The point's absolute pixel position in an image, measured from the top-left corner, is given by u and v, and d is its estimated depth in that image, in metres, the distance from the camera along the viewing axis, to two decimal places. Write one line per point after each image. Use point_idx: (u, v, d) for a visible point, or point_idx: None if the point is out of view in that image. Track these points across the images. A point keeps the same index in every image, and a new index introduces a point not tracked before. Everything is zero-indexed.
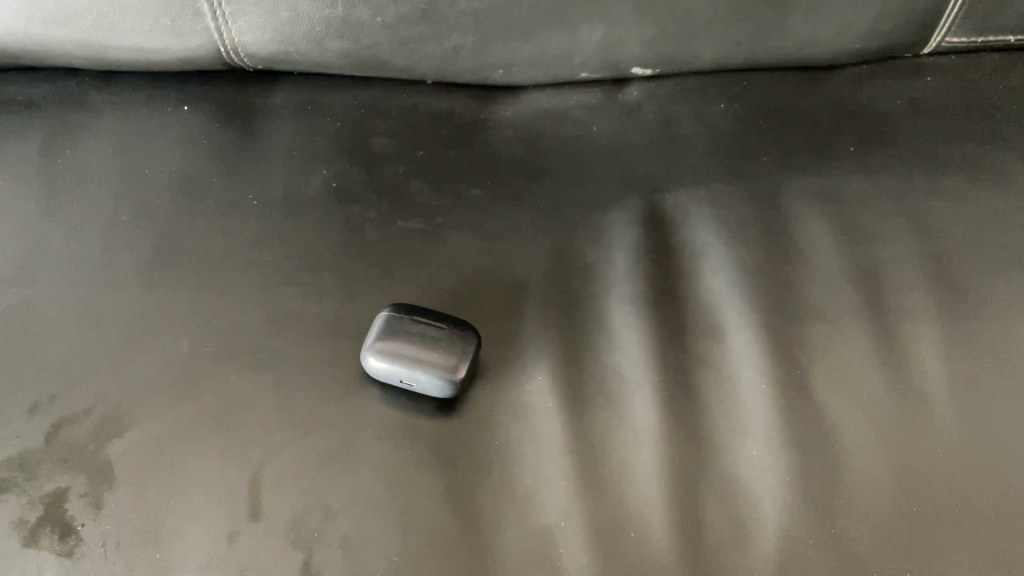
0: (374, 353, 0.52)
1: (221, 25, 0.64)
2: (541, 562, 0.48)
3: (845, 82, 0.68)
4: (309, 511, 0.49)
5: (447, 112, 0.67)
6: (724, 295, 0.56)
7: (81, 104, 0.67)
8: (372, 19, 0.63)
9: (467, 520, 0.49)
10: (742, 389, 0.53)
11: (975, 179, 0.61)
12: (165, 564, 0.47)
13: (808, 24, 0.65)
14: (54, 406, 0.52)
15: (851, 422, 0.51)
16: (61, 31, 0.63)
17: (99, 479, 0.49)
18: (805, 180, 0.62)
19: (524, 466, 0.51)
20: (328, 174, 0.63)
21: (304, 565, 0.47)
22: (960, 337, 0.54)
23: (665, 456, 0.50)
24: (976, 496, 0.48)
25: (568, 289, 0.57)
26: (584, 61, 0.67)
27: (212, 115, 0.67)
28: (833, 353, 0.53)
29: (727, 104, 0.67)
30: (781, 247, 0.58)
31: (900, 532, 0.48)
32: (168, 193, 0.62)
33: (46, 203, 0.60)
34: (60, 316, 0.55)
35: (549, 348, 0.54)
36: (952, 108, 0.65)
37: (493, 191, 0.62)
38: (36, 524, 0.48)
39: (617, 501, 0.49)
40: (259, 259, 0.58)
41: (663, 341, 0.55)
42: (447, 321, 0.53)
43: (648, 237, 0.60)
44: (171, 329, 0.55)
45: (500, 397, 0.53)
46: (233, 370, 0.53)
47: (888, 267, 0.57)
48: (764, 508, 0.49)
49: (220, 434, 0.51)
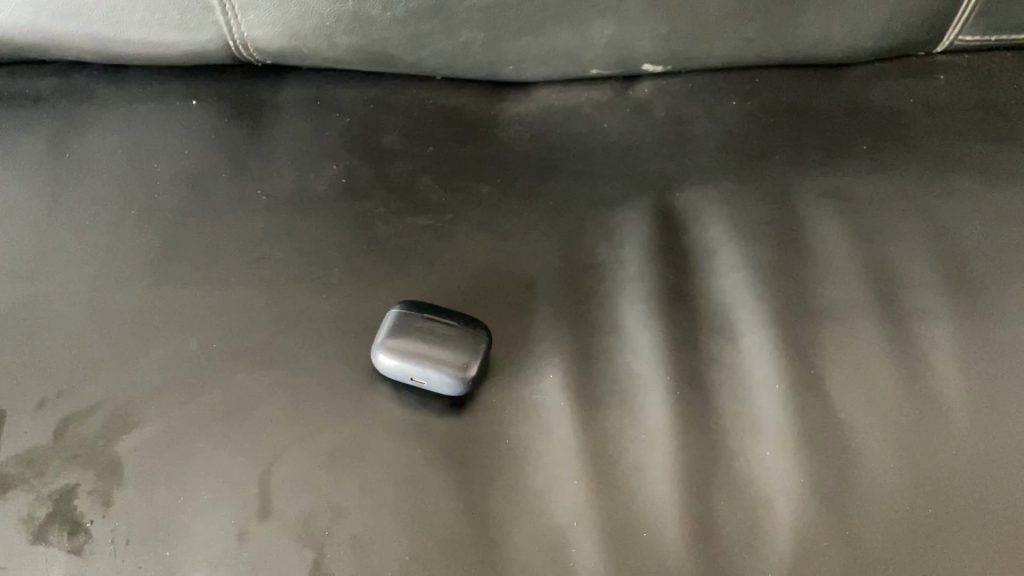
0: (386, 350, 0.51)
1: (231, 19, 0.63)
2: (552, 562, 0.47)
3: (857, 80, 0.68)
4: (320, 509, 0.48)
5: (457, 108, 0.67)
6: (736, 295, 0.56)
7: (89, 98, 0.66)
8: (382, 14, 0.62)
9: (478, 520, 0.48)
10: (755, 389, 0.52)
11: (989, 179, 0.60)
12: (175, 562, 0.47)
13: (820, 22, 0.65)
14: (62, 403, 0.51)
15: (864, 423, 0.51)
16: (69, 24, 0.63)
17: (108, 476, 0.49)
18: (818, 178, 0.61)
19: (535, 465, 0.50)
20: (337, 170, 0.62)
21: (314, 565, 0.47)
22: (975, 337, 0.53)
23: (678, 456, 0.50)
24: (992, 499, 0.48)
25: (579, 287, 0.57)
26: (595, 57, 0.67)
27: (221, 110, 0.66)
28: (847, 353, 0.53)
29: (738, 102, 0.67)
30: (794, 246, 0.58)
31: (915, 534, 0.47)
32: (176, 188, 0.61)
33: (54, 198, 0.60)
34: (69, 312, 0.55)
35: (560, 346, 0.54)
36: (965, 107, 0.65)
37: (503, 188, 0.62)
38: (45, 521, 0.48)
39: (630, 501, 0.49)
40: (268, 255, 0.58)
41: (674, 340, 0.54)
42: (458, 319, 0.53)
43: (659, 235, 0.59)
44: (180, 326, 0.54)
45: (510, 395, 0.52)
46: (242, 367, 0.53)
47: (902, 267, 0.56)
48: (777, 509, 0.48)
49: (229, 431, 0.51)
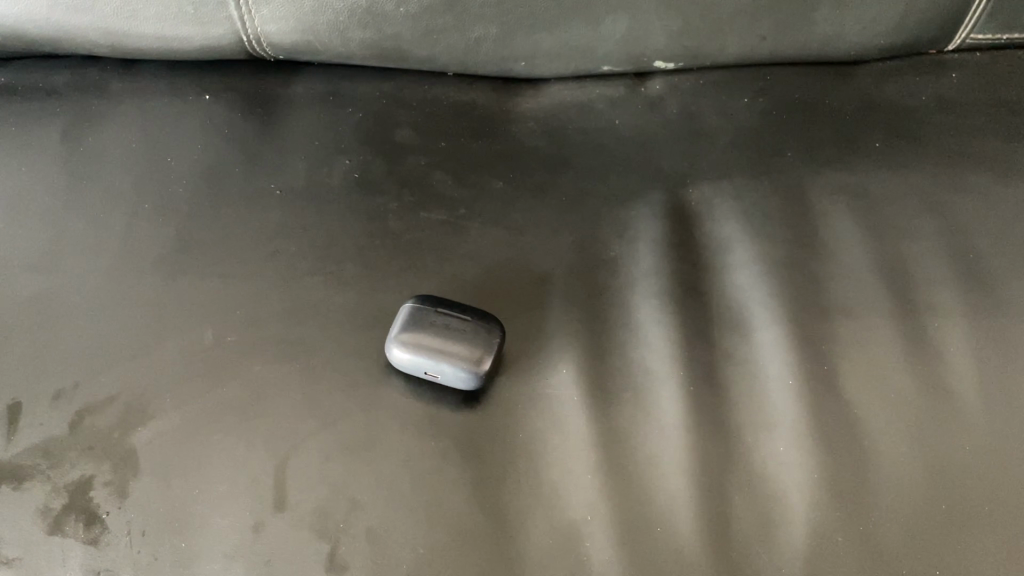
0: (399, 344, 0.51)
1: (245, 14, 0.63)
2: (566, 556, 0.47)
3: (869, 77, 0.68)
4: (335, 502, 0.48)
5: (469, 103, 0.67)
6: (749, 291, 0.56)
7: (103, 91, 0.66)
8: (395, 9, 0.62)
9: (493, 514, 0.48)
10: (768, 384, 0.52)
11: (1000, 175, 0.60)
12: (191, 554, 0.47)
13: (832, 19, 0.65)
14: (78, 395, 0.51)
15: (878, 419, 0.51)
16: (83, 18, 0.63)
17: (123, 468, 0.49)
18: (830, 175, 0.61)
19: (549, 460, 0.50)
20: (350, 165, 0.63)
21: (329, 557, 0.47)
22: (988, 334, 0.53)
23: (692, 450, 0.50)
24: (1007, 495, 0.48)
25: (592, 282, 0.57)
26: (606, 53, 0.67)
27: (234, 105, 0.66)
28: (860, 349, 0.53)
29: (750, 99, 0.67)
30: (806, 242, 0.58)
31: (930, 529, 0.47)
32: (190, 182, 0.61)
33: (68, 191, 0.60)
34: (84, 304, 0.55)
35: (573, 341, 0.54)
36: (977, 104, 0.65)
37: (516, 183, 0.62)
38: (61, 512, 0.48)
39: (644, 496, 0.49)
40: (281, 249, 0.58)
41: (687, 336, 0.54)
42: (471, 314, 0.53)
43: (672, 231, 0.59)
44: (195, 319, 0.55)
45: (523, 389, 0.52)
46: (257, 360, 0.53)
47: (915, 263, 0.56)
48: (791, 504, 0.48)
49: (243, 424, 0.51)
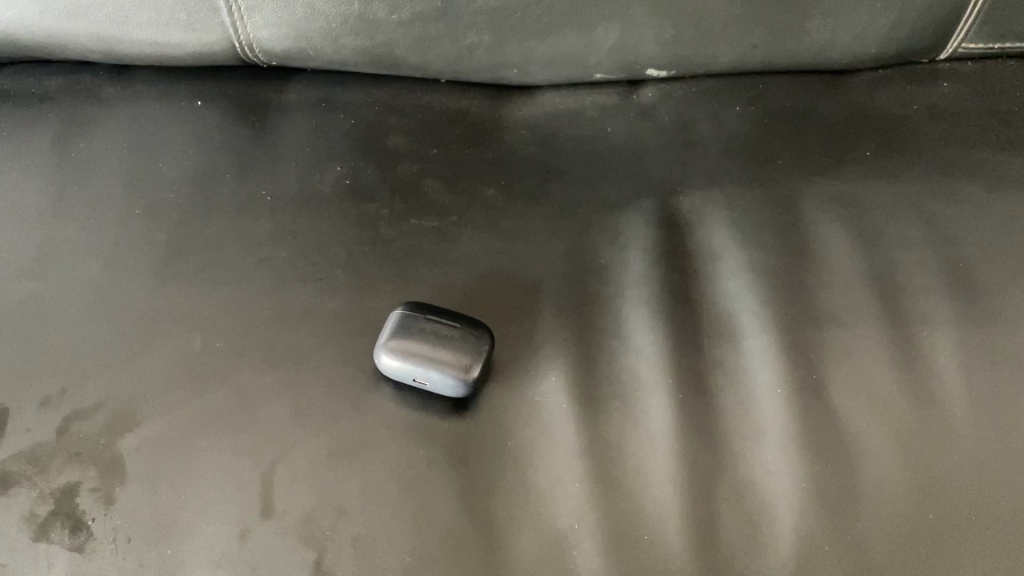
0: (388, 351, 0.51)
1: (237, 20, 0.63)
2: (555, 564, 0.47)
3: (862, 86, 0.68)
4: (322, 510, 0.48)
5: (462, 111, 0.67)
6: (740, 298, 0.56)
7: (95, 96, 0.67)
8: (388, 16, 0.62)
9: (480, 522, 0.48)
10: (757, 393, 0.52)
11: (991, 185, 0.60)
12: (177, 562, 0.47)
13: (824, 28, 0.65)
14: (65, 401, 0.51)
15: (868, 426, 0.51)
16: (76, 24, 0.63)
17: (109, 474, 0.49)
18: (821, 184, 0.61)
19: (537, 467, 0.50)
20: (341, 171, 0.63)
21: (316, 565, 0.47)
22: (977, 344, 0.53)
23: (681, 457, 0.50)
24: (995, 505, 0.48)
25: (582, 289, 0.57)
26: (599, 61, 0.67)
27: (226, 110, 0.67)
28: (849, 357, 0.53)
29: (742, 108, 0.67)
30: (796, 250, 0.58)
31: (917, 538, 0.47)
32: (181, 187, 0.61)
33: (59, 196, 0.60)
34: (72, 310, 0.55)
35: (562, 350, 0.54)
36: (969, 114, 0.65)
37: (507, 190, 0.62)
38: (47, 518, 0.48)
39: (633, 503, 0.49)
40: (272, 255, 0.58)
41: (677, 345, 0.54)
42: (461, 321, 0.53)
43: (662, 239, 0.60)
44: (184, 325, 0.54)
45: (512, 397, 0.52)
46: (245, 366, 0.53)
47: (906, 272, 0.56)
48: (779, 512, 0.48)
49: (232, 430, 0.51)
